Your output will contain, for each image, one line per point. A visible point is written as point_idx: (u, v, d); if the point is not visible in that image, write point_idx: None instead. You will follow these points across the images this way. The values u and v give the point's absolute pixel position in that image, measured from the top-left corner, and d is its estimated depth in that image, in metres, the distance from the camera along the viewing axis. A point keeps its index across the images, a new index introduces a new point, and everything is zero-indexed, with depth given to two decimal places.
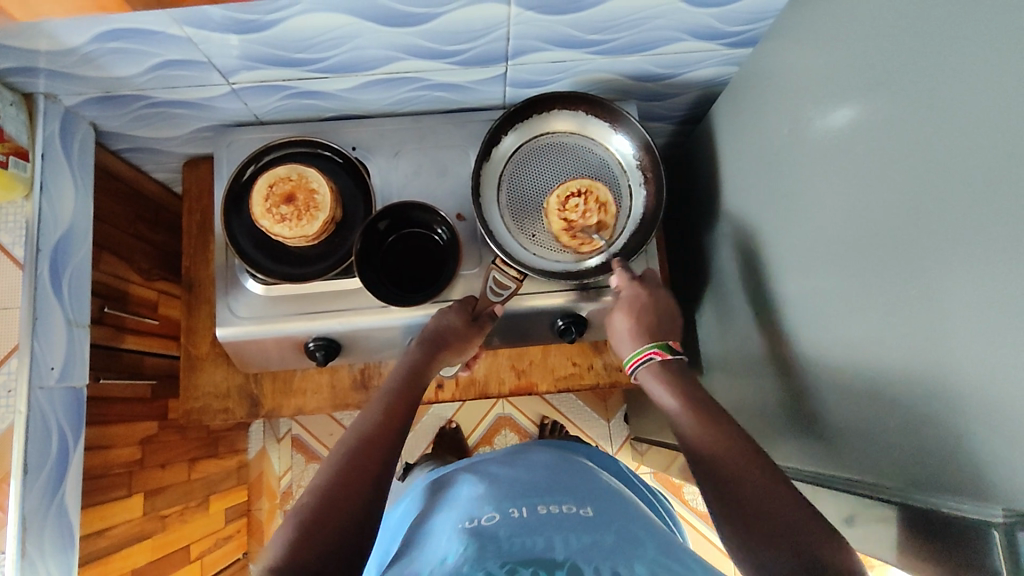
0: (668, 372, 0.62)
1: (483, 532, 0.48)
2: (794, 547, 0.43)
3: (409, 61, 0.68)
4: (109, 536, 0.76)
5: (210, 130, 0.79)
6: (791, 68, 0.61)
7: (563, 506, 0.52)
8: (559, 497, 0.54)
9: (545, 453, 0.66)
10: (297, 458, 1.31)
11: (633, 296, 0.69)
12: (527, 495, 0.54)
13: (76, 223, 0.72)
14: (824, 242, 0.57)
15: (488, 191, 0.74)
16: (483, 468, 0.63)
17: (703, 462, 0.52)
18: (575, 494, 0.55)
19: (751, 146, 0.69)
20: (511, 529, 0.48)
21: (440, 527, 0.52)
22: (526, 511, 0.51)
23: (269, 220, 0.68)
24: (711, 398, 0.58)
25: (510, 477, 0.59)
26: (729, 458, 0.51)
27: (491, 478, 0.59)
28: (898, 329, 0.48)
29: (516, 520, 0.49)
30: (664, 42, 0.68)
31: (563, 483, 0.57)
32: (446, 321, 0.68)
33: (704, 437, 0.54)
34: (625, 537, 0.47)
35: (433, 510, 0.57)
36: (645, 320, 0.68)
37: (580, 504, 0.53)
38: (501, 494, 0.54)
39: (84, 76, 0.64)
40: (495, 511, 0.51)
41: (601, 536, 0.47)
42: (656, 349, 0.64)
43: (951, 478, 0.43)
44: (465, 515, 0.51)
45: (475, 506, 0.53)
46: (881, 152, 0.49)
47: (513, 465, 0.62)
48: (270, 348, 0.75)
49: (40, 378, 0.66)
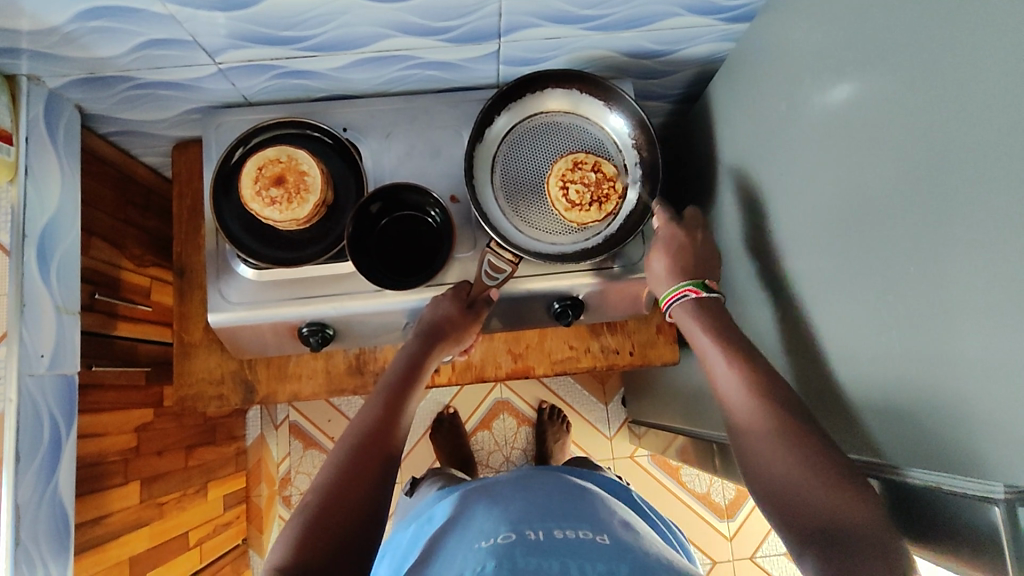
0: (703, 314, 0.63)
1: (500, 551, 0.48)
2: (816, 514, 0.46)
3: (398, 39, 0.66)
4: (107, 524, 0.76)
5: (198, 112, 0.78)
6: (789, 42, 0.59)
7: (579, 531, 0.51)
8: (574, 521, 0.53)
9: (558, 476, 0.65)
10: (296, 444, 1.30)
11: (671, 237, 0.69)
12: (543, 516, 0.54)
13: (63, 209, 0.71)
14: (824, 219, 0.56)
15: (481, 172, 0.73)
16: (496, 487, 0.62)
17: (742, 427, 0.54)
18: (590, 519, 0.54)
19: (750, 122, 0.68)
20: (527, 550, 0.48)
21: (457, 549, 0.52)
22: (542, 533, 0.51)
23: (258, 203, 0.67)
24: (744, 343, 0.59)
25: (521, 496, 0.59)
26: (767, 420, 0.52)
27: (505, 499, 0.59)
28: (898, 308, 0.47)
29: (533, 542, 0.49)
30: (661, 17, 0.66)
31: (576, 508, 0.56)
32: (441, 310, 0.68)
33: (745, 399, 0.54)
34: (640, 566, 0.46)
35: (449, 530, 0.57)
36: (682, 259, 0.68)
37: (596, 530, 0.52)
38: (517, 515, 0.54)
39: (67, 57, 0.63)
40: (511, 532, 0.51)
41: (616, 565, 0.46)
42: (693, 287, 0.65)
43: (954, 457, 0.43)
44: (483, 537, 0.52)
45: (491, 527, 0.53)
46: (882, 127, 0.48)
47: (524, 483, 0.62)
48: (264, 333, 0.74)
49: (30, 365, 0.65)
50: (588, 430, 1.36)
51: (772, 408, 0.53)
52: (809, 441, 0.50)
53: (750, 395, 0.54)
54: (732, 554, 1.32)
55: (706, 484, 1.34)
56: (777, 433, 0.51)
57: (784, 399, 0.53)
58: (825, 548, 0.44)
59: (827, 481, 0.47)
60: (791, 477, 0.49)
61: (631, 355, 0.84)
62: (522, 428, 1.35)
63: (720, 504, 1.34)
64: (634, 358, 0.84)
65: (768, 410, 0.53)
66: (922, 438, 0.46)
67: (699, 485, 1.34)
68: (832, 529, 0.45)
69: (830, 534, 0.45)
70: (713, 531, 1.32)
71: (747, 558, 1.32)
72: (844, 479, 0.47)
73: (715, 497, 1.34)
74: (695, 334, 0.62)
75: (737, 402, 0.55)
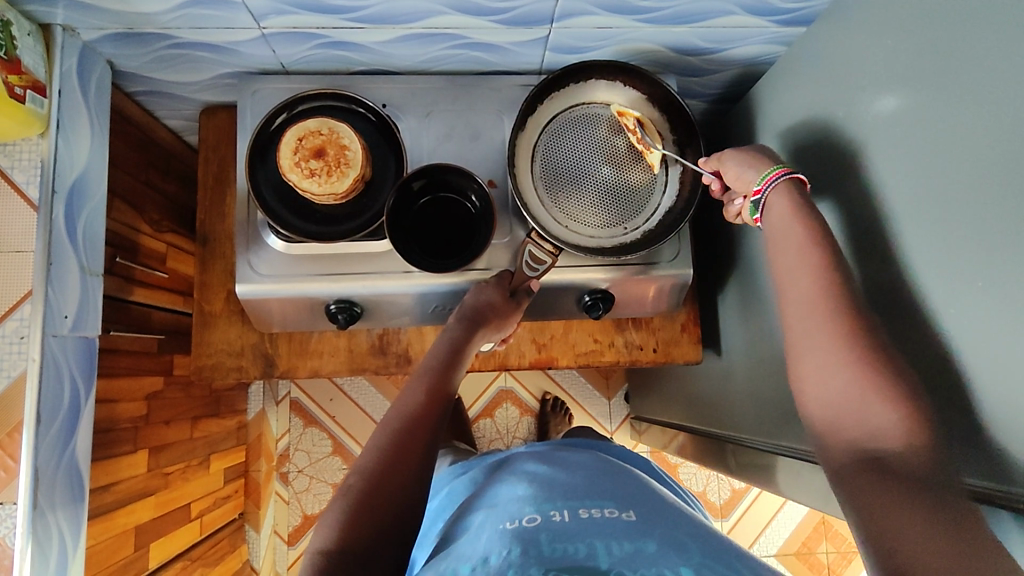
0: (789, 205, 0.57)
1: (526, 535, 0.47)
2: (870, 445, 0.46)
3: (450, 16, 0.65)
4: (116, 491, 0.74)
5: (232, 77, 0.76)
6: (844, 50, 0.59)
7: (604, 510, 0.51)
8: (599, 500, 0.53)
9: (584, 453, 0.65)
10: (296, 421, 1.29)
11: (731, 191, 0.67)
12: (566, 495, 0.54)
13: (90, 167, 0.69)
14: (872, 231, 0.56)
15: (523, 160, 0.72)
16: (520, 463, 0.62)
17: (803, 342, 0.53)
18: (615, 498, 0.54)
19: (796, 126, 0.68)
20: (553, 534, 0.48)
21: (480, 528, 0.51)
22: (566, 513, 0.51)
23: (297, 174, 0.65)
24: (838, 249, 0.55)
25: (549, 474, 0.58)
26: (835, 338, 0.51)
27: (530, 476, 0.58)
28: (954, 322, 0.47)
29: (558, 524, 0.49)
30: (715, 15, 0.66)
31: (601, 485, 0.56)
32: (485, 297, 0.68)
33: (817, 316, 0.52)
34: (670, 541, 0.47)
35: (472, 507, 0.56)
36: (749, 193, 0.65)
37: (622, 507, 0.52)
38: (540, 494, 0.53)
39: (108, 9, 0.60)
40: (535, 513, 0.51)
41: (644, 543, 0.46)
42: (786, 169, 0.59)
43: (1006, 467, 0.43)
44: (506, 517, 0.51)
45: (514, 506, 0.53)
46: (943, 140, 0.48)
47: (552, 461, 0.61)
48: (290, 308, 0.73)
49: (54, 326, 0.63)
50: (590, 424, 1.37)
51: (843, 323, 0.51)
52: (880, 369, 0.48)
53: (821, 306, 0.52)
54: None
55: (703, 483, 1.35)
56: (839, 364, 0.50)
57: (858, 322, 0.51)
58: (864, 477, 0.45)
59: (890, 406, 0.47)
60: (848, 409, 0.48)
61: (654, 352, 0.83)
62: (525, 418, 1.35)
63: (715, 503, 1.35)
64: (657, 356, 0.83)
65: (840, 326, 0.51)
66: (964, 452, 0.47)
67: (696, 483, 1.35)
68: (883, 458, 0.45)
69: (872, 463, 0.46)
70: None
71: None
72: (910, 409, 0.46)
73: (711, 496, 1.35)
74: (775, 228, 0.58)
75: (804, 316, 0.53)
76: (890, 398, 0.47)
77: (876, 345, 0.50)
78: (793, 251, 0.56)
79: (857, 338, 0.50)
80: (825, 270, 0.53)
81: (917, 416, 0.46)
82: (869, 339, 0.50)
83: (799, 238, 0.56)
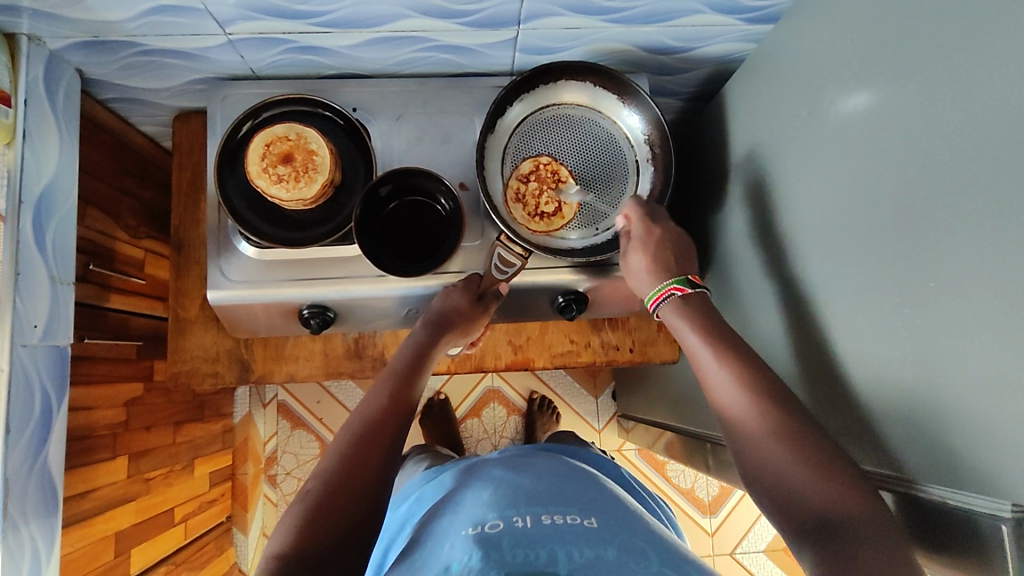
0: (686, 306, 0.62)
1: (488, 540, 0.48)
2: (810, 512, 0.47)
3: (416, 19, 0.64)
4: (94, 498, 0.74)
5: (203, 83, 0.76)
6: (809, 48, 0.59)
7: (567, 517, 0.51)
8: (563, 506, 0.53)
9: (551, 458, 0.65)
10: (284, 424, 1.30)
11: (644, 235, 0.67)
12: (531, 500, 0.54)
13: (59, 176, 0.69)
14: (835, 230, 0.56)
15: (493, 162, 0.72)
16: (488, 469, 0.62)
17: (735, 429, 0.54)
18: (580, 504, 0.54)
19: (764, 125, 0.68)
20: (515, 539, 0.48)
21: (444, 535, 0.51)
22: (529, 519, 0.51)
23: (265, 180, 0.65)
24: (727, 330, 0.59)
25: (514, 479, 0.58)
26: (751, 414, 0.53)
27: (496, 482, 0.58)
28: (911, 321, 0.47)
29: (520, 529, 0.49)
30: (683, 14, 0.66)
31: (567, 491, 0.56)
32: (451, 301, 0.68)
33: (733, 398, 0.54)
34: (628, 549, 0.47)
35: (438, 513, 0.56)
36: (664, 259, 0.66)
37: (585, 514, 0.52)
38: (504, 500, 0.54)
39: (71, 18, 0.60)
40: (498, 518, 0.51)
41: (604, 550, 0.46)
42: (676, 287, 0.64)
43: (959, 466, 0.43)
44: (469, 523, 0.51)
45: (479, 512, 0.53)
46: (900, 139, 0.47)
47: (518, 466, 0.62)
48: (264, 313, 0.73)
49: (23, 336, 0.63)
50: (577, 422, 1.37)
51: (755, 402, 0.53)
52: (794, 438, 0.50)
53: (735, 389, 0.54)
54: (711, 549, 1.34)
55: (691, 480, 1.36)
56: (767, 446, 0.51)
57: (769, 394, 0.53)
58: (819, 538, 0.45)
59: (813, 471, 0.48)
60: (795, 492, 0.48)
61: (631, 352, 0.84)
62: (512, 418, 1.35)
63: (704, 500, 1.35)
64: (634, 355, 0.84)
65: (753, 406, 0.53)
66: (922, 453, 0.47)
67: (684, 480, 1.35)
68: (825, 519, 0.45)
69: (818, 526, 0.46)
70: (695, 526, 1.34)
71: (727, 555, 1.34)
72: (829, 466, 0.48)
73: (699, 492, 1.36)
74: (681, 327, 0.62)
75: (727, 403, 0.55)
76: (811, 462, 0.49)
77: (784, 411, 0.52)
78: (699, 340, 0.59)
79: (771, 413, 0.52)
80: (726, 353, 0.57)
81: (837, 472, 0.48)
82: (778, 407, 0.52)
83: (699, 329, 0.60)
